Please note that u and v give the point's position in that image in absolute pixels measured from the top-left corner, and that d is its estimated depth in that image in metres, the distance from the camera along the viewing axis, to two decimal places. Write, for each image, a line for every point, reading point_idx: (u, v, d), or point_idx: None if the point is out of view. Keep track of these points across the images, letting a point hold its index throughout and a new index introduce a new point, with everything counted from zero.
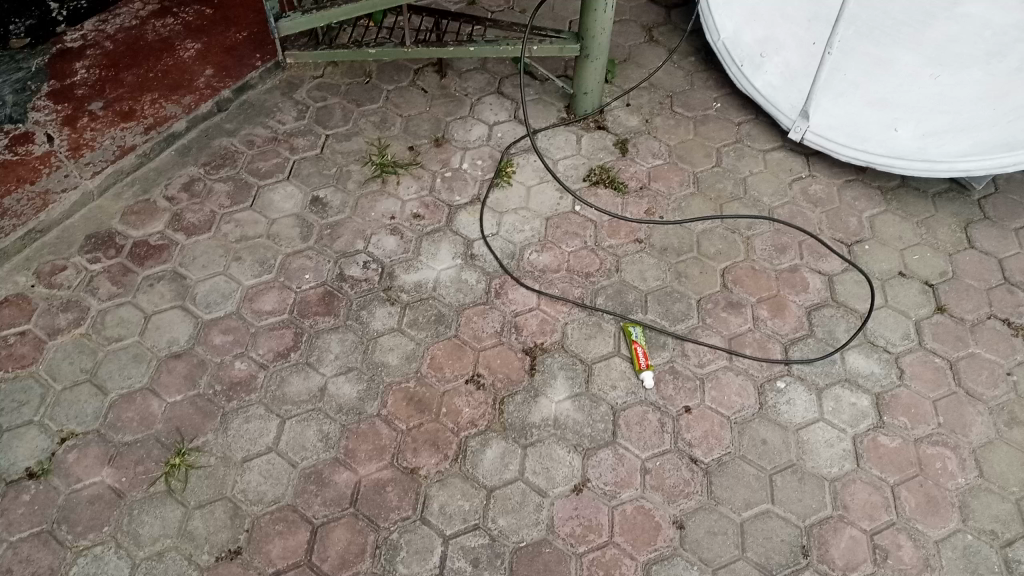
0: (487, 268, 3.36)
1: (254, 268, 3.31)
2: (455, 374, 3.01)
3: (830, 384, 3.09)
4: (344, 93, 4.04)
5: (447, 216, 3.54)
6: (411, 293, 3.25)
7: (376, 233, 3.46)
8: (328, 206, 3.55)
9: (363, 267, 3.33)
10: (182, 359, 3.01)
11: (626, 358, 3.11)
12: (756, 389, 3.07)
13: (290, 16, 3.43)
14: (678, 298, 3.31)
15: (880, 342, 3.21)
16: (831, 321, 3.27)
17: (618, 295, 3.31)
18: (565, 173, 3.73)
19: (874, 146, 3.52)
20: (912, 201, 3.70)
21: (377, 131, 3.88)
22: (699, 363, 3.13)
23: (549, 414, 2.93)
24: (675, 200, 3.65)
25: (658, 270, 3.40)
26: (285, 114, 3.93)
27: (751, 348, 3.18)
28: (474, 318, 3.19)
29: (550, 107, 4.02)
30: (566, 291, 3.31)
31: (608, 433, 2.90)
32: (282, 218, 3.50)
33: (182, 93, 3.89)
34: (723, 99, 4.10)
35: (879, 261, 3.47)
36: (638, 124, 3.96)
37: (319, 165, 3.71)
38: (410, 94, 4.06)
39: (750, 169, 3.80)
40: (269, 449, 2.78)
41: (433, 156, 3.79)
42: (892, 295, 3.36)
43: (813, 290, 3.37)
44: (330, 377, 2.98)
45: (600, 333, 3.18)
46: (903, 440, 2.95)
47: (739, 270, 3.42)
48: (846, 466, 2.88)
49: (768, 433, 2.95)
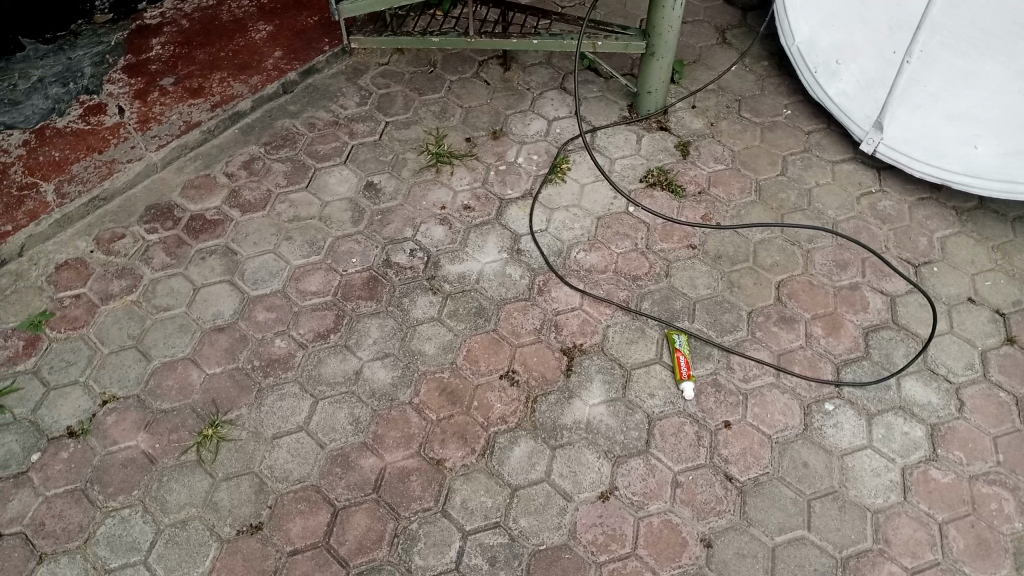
0: (533, 264, 3.32)
1: (303, 249, 3.34)
2: (490, 369, 2.98)
3: (882, 411, 2.94)
4: (407, 81, 4.05)
5: (498, 209, 3.51)
6: (455, 284, 3.23)
7: (425, 221, 3.45)
8: (381, 192, 3.56)
9: (410, 255, 3.32)
10: (225, 333, 3.05)
11: (666, 367, 3.03)
12: (802, 409, 2.94)
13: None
14: (728, 308, 3.20)
15: (940, 370, 3.04)
16: (889, 344, 3.11)
17: (664, 301, 3.22)
18: (622, 173, 3.65)
19: (949, 164, 3.39)
20: (990, 224, 3.50)
21: (436, 120, 3.87)
22: (744, 377, 3.01)
23: (581, 417, 2.87)
24: (734, 208, 3.53)
25: (710, 278, 3.30)
26: (348, 99, 3.96)
27: (800, 365, 3.05)
28: (514, 314, 3.15)
29: (613, 105, 3.94)
30: (612, 292, 3.24)
31: (641, 441, 2.83)
32: (335, 201, 3.52)
33: (250, 74, 3.96)
34: (794, 106, 3.95)
35: (947, 284, 3.29)
36: (702, 127, 3.85)
37: (376, 151, 3.72)
38: (472, 85, 4.04)
39: (817, 180, 3.64)
40: (300, 428, 2.80)
41: (490, 149, 3.76)
42: (958, 322, 3.17)
43: (873, 310, 3.21)
44: (367, 361, 2.98)
45: (642, 339, 3.10)
46: (957, 475, 2.78)
47: (796, 284, 3.28)
48: (892, 498, 2.73)
49: (811, 456, 2.82)
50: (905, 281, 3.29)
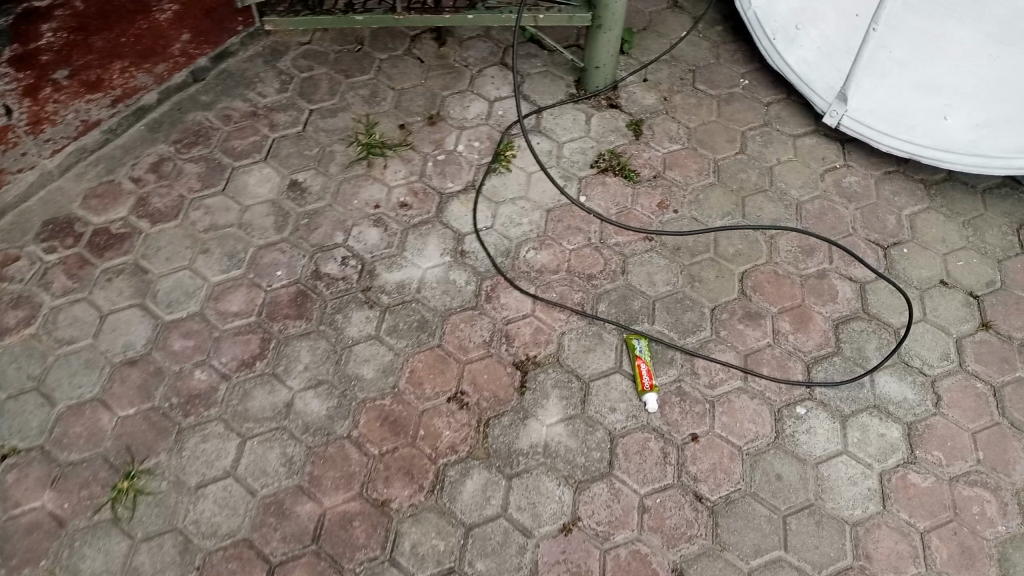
0: (479, 267, 3.04)
1: (223, 263, 3.01)
2: (437, 392, 2.72)
3: (856, 412, 2.76)
4: (331, 62, 3.63)
5: (437, 206, 3.20)
6: (393, 295, 2.94)
7: (357, 223, 3.12)
8: (307, 191, 3.21)
9: (341, 264, 3.01)
10: (138, 367, 2.76)
11: (628, 376, 2.80)
12: (772, 415, 2.74)
13: None
14: (690, 307, 2.98)
15: (915, 363, 2.87)
16: (860, 337, 2.92)
17: (621, 302, 2.98)
18: (571, 158, 3.37)
19: (919, 137, 3.23)
20: (959, 197, 3.32)
21: (365, 106, 3.48)
22: (710, 384, 2.80)
23: (538, 440, 2.65)
24: (692, 192, 3.29)
25: (669, 273, 3.06)
26: (267, 85, 3.52)
27: (769, 366, 2.85)
28: (460, 326, 2.88)
29: (559, 81, 3.62)
30: (565, 295, 2.99)
31: (604, 463, 2.62)
32: (255, 204, 3.16)
33: (155, 61, 3.49)
34: (752, 75, 3.69)
35: (917, 267, 3.11)
36: (655, 102, 3.57)
37: (300, 145, 3.34)
38: (404, 64, 3.65)
39: (778, 157, 3.41)
40: (227, 474, 2.54)
41: (427, 137, 3.41)
42: (931, 308, 3.00)
43: (842, 300, 3.01)
44: (298, 391, 2.72)
45: (600, 346, 2.87)
46: (937, 478, 2.63)
47: (760, 275, 3.07)
48: (870, 509, 2.57)
49: (784, 467, 2.63)
50: (871, 267, 3.08)
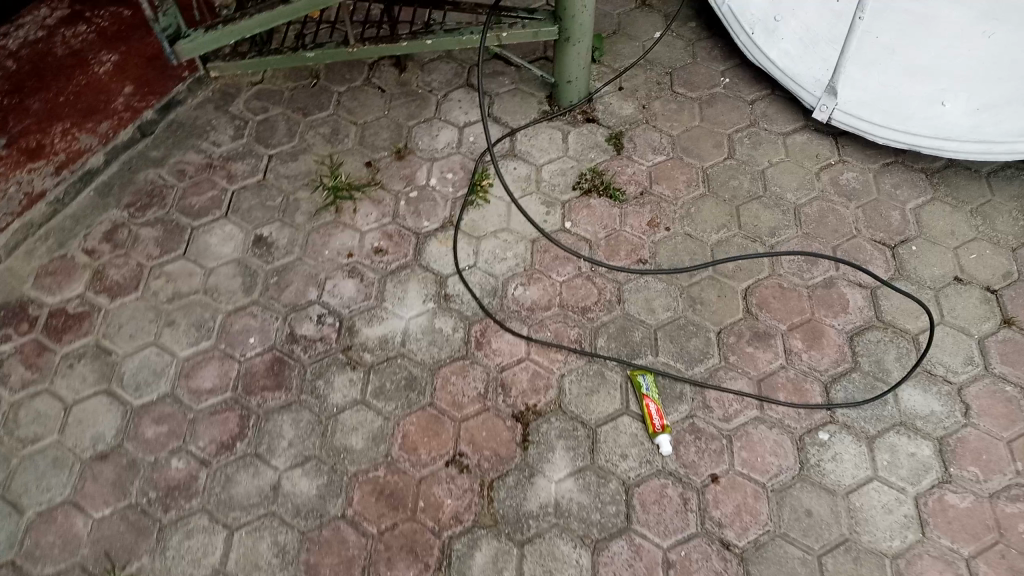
0: (465, 310, 2.83)
1: (190, 334, 2.79)
2: (434, 457, 2.53)
3: (883, 431, 2.58)
4: (287, 101, 3.37)
5: (415, 247, 2.97)
6: (376, 352, 2.72)
7: (331, 276, 2.89)
8: (274, 246, 2.97)
9: (318, 323, 2.78)
10: (110, 461, 2.55)
11: (636, 418, 2.62)
12: (794, 444, 2.56)
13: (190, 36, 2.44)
14: (694, 333, 2.79)
15: (938, 371, 2.69)
16: (877, 348, 2.74)
17: (621, 335, 2.79)
18: (552, 181, 3.17)
19: (916, 128, 3.01)
20: (963, 183, 3.15)
21: (328, 145, 3.23)
22: (724, 417, 2.62)
23: (547, 499, 2.47)
24: (682, 206, 3.09)
25: (668, 298, 2.87)
26: (221, 132, 3.28)
27: (785, 391, 2.66)
28: (452, 379, 2.68)
29: (530, 99, 3.40)
30: (561, 332, 2.80)
31: (621, 518, 2.43)
32: (220, 266, 2.93)
33: (98, 119, 3.16)
34: (733, 73, 3.50)
35: (929, 265, 2.93)
36: (634, 112, 3.37)
37: (262, 195, 3.09)
38: (364, 95, 3.39)
39: (769, 159, 3.22)
40: (216, 572, 2.34)
41: (396, 172, 3.16)
42: (948, 309, 2.82)
43: (854, 310, 2.82)
44: (284, 471, 2.51)
45: (604, 386, 2.68)
46: (976, 497, 2.46)
47: (765, 290, 2.88)
48: (909, 538, 2.39)
49: (813, 501, 2.45)
50: (873, 273, 2.90)
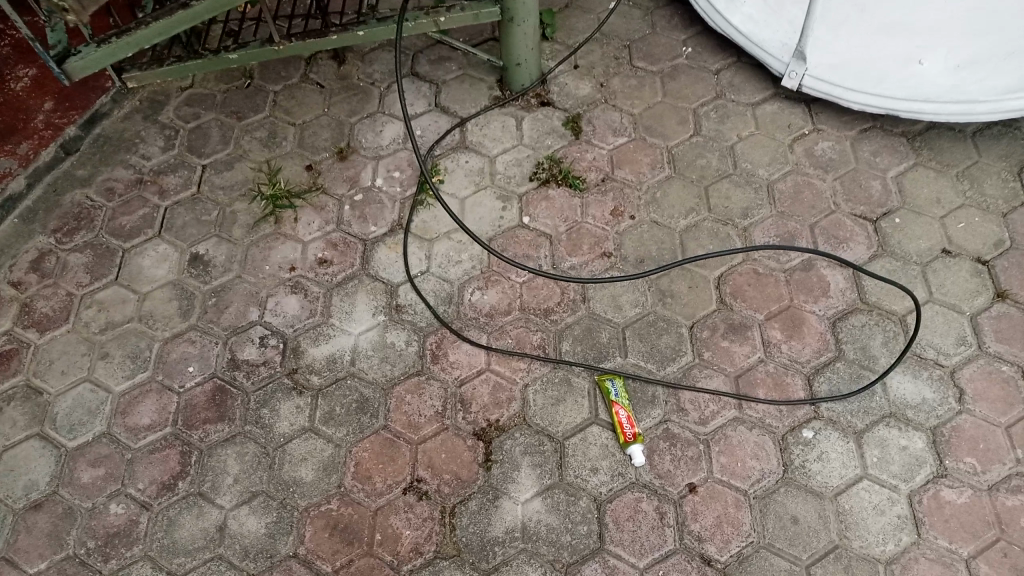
0: (419, 321, 2.61)
1: (126, 366, 2.59)
2: (390, 484, 2.35)
3: (871, 425, 2.39)
4: (219, 104, 3.16)
5: (361, 255, 2.75)
6: (324, 373, 2.53)
7: (273, 293, 2.69)
8: (211, 265, 2.77)
9: (260, 346, 2.60)
10: (44, 511, 2.36)
11: (606, 427, 2.43)
12: (777, 445, 2.37)
13: (80, 51, 2.20)
14: (664, 329, 2.58)
15: (928, 354, 2.50)
16: (862, 333, 2.54)
17: (587, 337, 2.58)
18: (507, 172, 2.93)
19: (892, 89, 2.81)
20: (947, 145, 2.93)
21: (265, 150, 3.02)
22: (700, 419, 2.42)
23: (513, 523, 2.30)
24: (647, 191, 2.87)
25: (636, 293, 2.65)
26: (150, 145, 3.07)
27: (764, 387, 2.46)
28: (407, 399, 2.48)
29: (479, 84, 3.17)
30: (523, 338, 2.58)
31: (593, 538, 2.26)
32: (155, 290, 2.74)
33: (16, 139, 2.96)
34: (695, 41, 3.26)
35: (915, 237, 2.72)
36: (591, 91, 3.14)
37: (197, 210, 2.89)
38: (302, 92, 3.17)
39: (738, 133, 3.00)
40: None
41: (338, 175, 2.94)
42: (937, 284, 2.63)
43: (835, 293, 2.62)
44: (230, 510, 2.33)
45: (570, 394, 2.49)
46: (974, 490, 2.29)
47: (739, 277, 2.67)
48: (904, 540, 2.23)
49: (799, 507, 2.28)
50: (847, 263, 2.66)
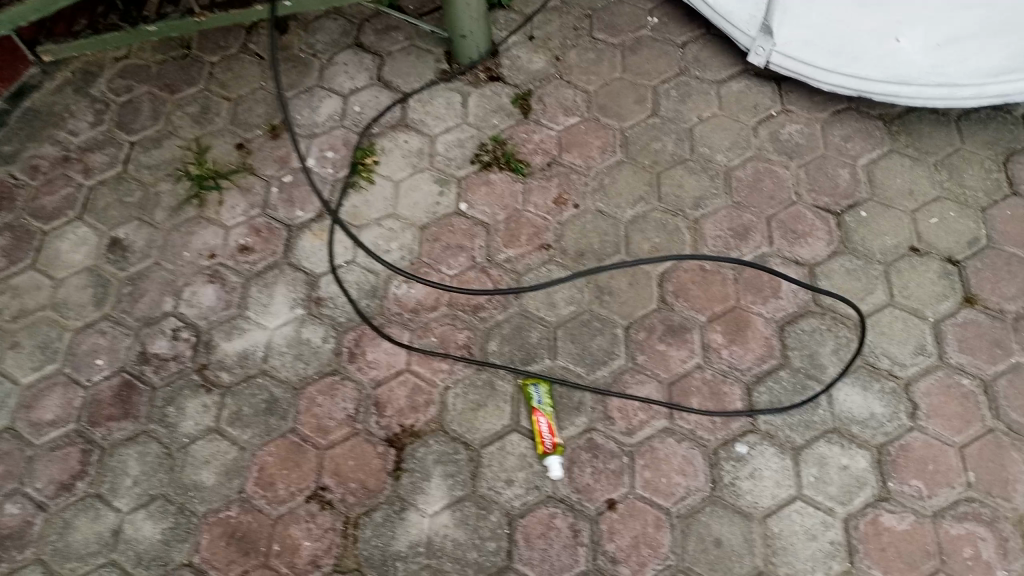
0: (338, 317, 2.46)
1: (34, 357, 2.49)
2: (293, 491, 2.23)
3: (812, 442, 2.20)
4: (154, 77, 2.98)
5: (285, 242, 2.59)
6: (235, 370, 2.40)
7: (190, 282, 2.55)
8: (130, 250, 2.63)
9: (172, 339, 2.47)
10: None
11: (526, 435, 2.26)
12: (706, 460, 2.20)
13: None
14: (598, 330, 2.39)
15: (883, 365, 2.29)
16: (811, 339, 2.34)
17: (516, 336, 2.39)
18: (447, 154, 2.72)
19: (864, 70, 2.60)
20: (927, 130, 2.67)
21: (195, 127, 2.85)
22: (627, 429, 2.25)
23: (418, 537, 2.16)
24: (595, 176, 2.65)
25: (573, 290, 2.46)
26: (79, 119, 2.91)
27: (700, 396, 2.28)
28: (319, 400, 2.34)
29: (426, 56, 2.94)
30: (447, 337, 2.41)
31: (501, 555, 2.12)
32: (70, 276, 2.61)
33: None
34: (662, 11, 3.01)
35: (880, 233, 2.49)
36: (545, 65, 2.91)
37: (120, 191, 2.75)
38: (239, 65, 2.98)
39: (699, 113, 2.76)
40: None
41: (269, 155, 2.77)
42: (899, 286, 2.40)
43: (786, 295, 2.41)
44: (128, 513, 2.24)
45: (492, 399, 2.32)
46: (918, 517, 2.09)
47: (684, 274, 2.46)
48: (836, 569, 2.05)
49: (724, 529, 2.11)
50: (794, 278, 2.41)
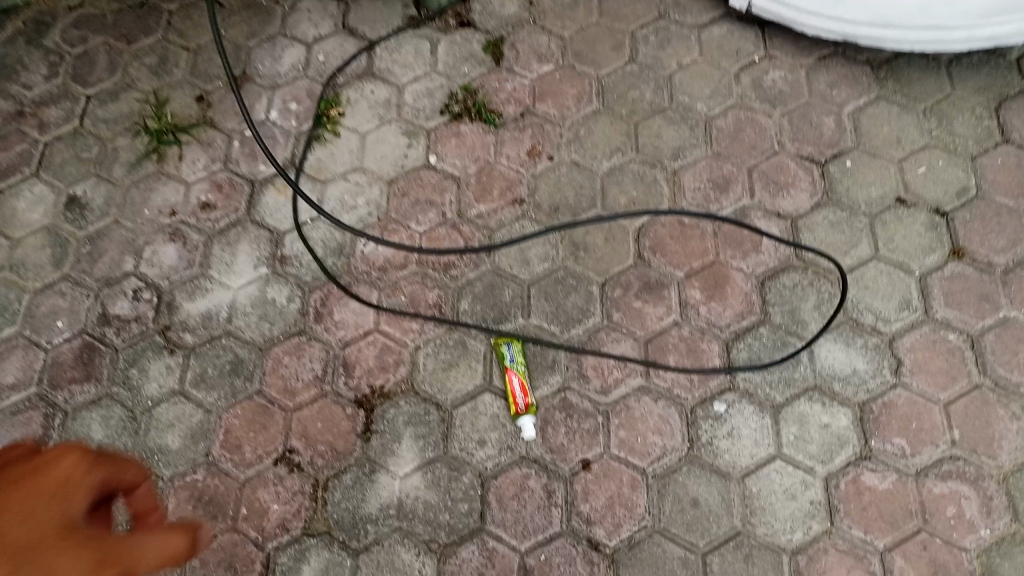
0: (304, 275, 2.37)
1: None
2: (259, 455, 2.17)
3: (792, 400, 2.14)
4: (109, 27, 2.84)
5: (247, 198, 2.49)
6: (198, 332, 2.32)
7: (151, 241, 2.46)
8: (88, 208, 2.53)
9: (133, 300, 2.39)
10: None
11: (499, 395, 2.19)
12: (683, 419, 2.14)
13: None
14: (572, 287, 2.31)
15: (866, 320, 2.22)
16: (792, 294, 2.27)
17: (488, 294, 2.31)
18: (416, 105, 2.61)
19: (850, 13, 2.49)
20: (915, 76, 2.57)
21: (154, 79, 2.73)
22: (602, 388, 2.18)
23: (389, 500, 2.10)
24: (570, 127, 2.55)
25: (546, 246, 2.37)
26: (32, 71, 2.79)
27: (677, 354, 2.21)
28: (285, 361, 2.27)
29: (393, 2, 2.80)
30: (417, 296, 2.33)
31: (474, 518, 2.07)
32: (27, 235, 2.51)
33: None
34: None
35: (865, 184, 2.40)
36: (519, 10, 2.77)
37: (77, 147, 2.64)
38: (198, 12, 2.84)
39: (679, 60, 2.64)
40: None
41: (230, 107, 2.65)
42: (884, 239, 2.32)
43: (767, 249, 2.33)
44: None
45: (463, 359, 2.24)
46: (900, 476, 2.04)
47: (662, 228, 2.38)
48: (815, 528, 2.00)
49: (701, 489, 2.06)
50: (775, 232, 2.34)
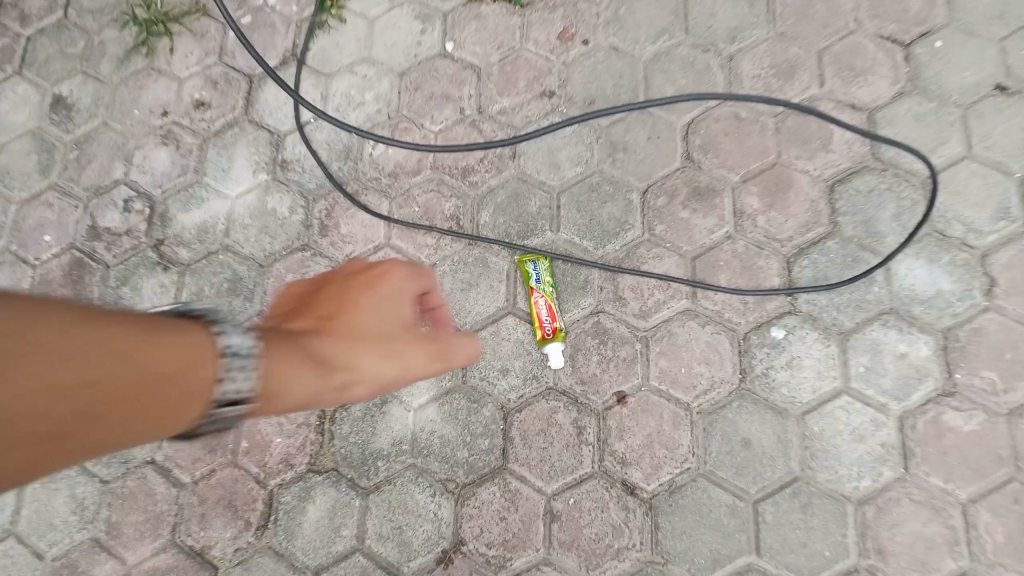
0: (307, 183, 2.12)
1: None
2: None
3: (863, 326, 1.85)
4: None
5: (244, 95, 2.22)
6: (194, 246, 2.11)
7: (142, 145, 2.23)
8: (75, 109, 2.30)
9: (124, 211, 2.17)
10: None
11: (524, 318, 1.94)
12: (734, 347, 1.87)
13: None
14: (609, 195, 2.02)
15: (954, 233, 1.89)
16: (867, 202, 1.94)
17: (512, 205, 2.04)
18: None
19: None
20: None
21: None
22: (642, 311, 1.92)
23: (401, 434, 1.90)
24: (608, 6, 2.19)
25: (579, 146, 2.07)
26: None
27: (729, 272, 1.92)
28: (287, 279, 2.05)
29: None
30: (433, 205, 2.07)
31: (496, 456, 1.86)
32: (11, 140, 2.30)
33: None
34: None
35: (959, 69, 2.02)
36: None
37: (62, 40, 2.37)
38: None
39: None
40: (7, 531, 1.95)
41: None
42: (980, 135, 1.96)
43: (838, 148, 1.99)
44: None
45: (485, 277, 1.99)
46: (988, 416, 1.76)
47: (714, 125, 2.05)
48: (885, 476, 1.75)
49: (754, 428, 1.81)
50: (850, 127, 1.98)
